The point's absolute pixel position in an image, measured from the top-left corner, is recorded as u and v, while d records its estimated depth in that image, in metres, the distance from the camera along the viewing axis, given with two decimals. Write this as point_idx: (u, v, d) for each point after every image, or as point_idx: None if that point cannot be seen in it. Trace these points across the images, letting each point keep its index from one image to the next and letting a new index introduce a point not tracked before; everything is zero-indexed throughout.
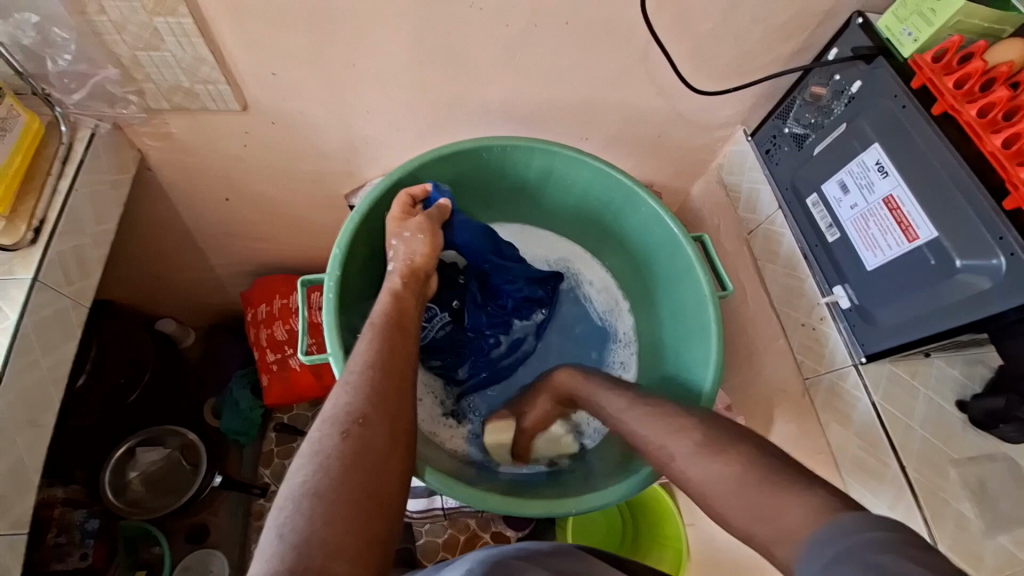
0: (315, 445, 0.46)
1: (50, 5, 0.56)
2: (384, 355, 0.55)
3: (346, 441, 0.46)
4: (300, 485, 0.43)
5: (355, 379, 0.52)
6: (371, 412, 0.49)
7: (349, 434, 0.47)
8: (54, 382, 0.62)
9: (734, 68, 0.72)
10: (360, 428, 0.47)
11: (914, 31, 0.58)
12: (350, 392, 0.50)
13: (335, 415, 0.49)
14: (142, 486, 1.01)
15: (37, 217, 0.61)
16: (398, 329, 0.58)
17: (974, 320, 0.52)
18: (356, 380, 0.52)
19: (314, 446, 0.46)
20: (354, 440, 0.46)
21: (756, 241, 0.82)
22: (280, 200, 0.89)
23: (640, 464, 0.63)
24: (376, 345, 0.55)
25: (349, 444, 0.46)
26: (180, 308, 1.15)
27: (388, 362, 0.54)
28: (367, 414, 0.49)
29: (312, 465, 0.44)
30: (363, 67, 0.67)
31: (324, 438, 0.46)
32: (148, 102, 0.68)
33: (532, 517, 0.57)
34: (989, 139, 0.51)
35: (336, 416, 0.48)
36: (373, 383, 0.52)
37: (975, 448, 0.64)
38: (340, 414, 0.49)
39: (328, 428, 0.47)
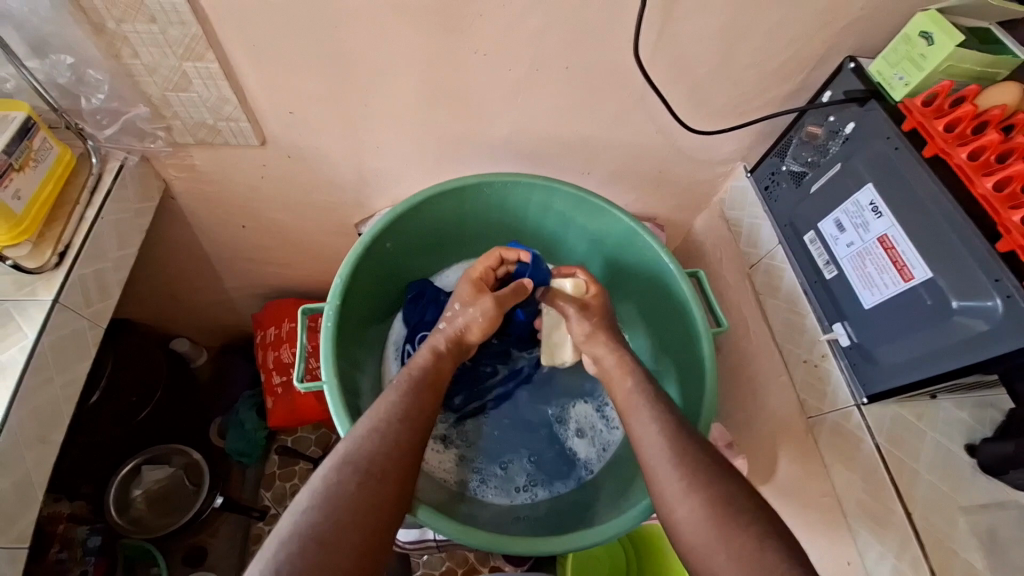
0: (325, 484, 0.48)
1: (90, 50, 0.61)
2: (408, 409, 0.57)
3: (355, 488, 0.48)
4: (305, 523, 0.45)
5: (378, 427, 0.54)
6: (384, 464, 0.51)
7: (360, 483, 0.49)
8: (66, 400, 0.65)
9: (731, 109, 0.75)
10: (372, 478, 0.49)
11: (905, 75, 0.59)
12: (372, 439, 0.52)
13: (350, 456, 0.51)
14: (145, 504, 1.02)
15: (62, 241, 0.65)
16: (431, 390, 0.60)
17: (975, 363, 0.51)
18: (378, 428, 0.54)
19: (325, 483, 0.48)
20: (364, 490, 0.48)
21: (757, 275, 0.82)
22: (293, 228, 0.93)
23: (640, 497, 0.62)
24: (404, 401, 0.57)
25: (359, 492, 0.48)
26: (194, 328, 1.19)
27: (411, 414, 0.56)
28: (381, 465, 0.51)
29: (319, 505, 0.47)
30: (375, 106, 0.71)
31: (335, 481, 0.48)
32: (173, 137, 0.73)
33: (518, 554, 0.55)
34: (980, 182, 0.52)
35: (350, 458, 0.51)
36: (392, 432, 0.54)
37: (984, 496, 0.62)
38: (353, 458, 0.50)
39: (341, 470, 0.49)
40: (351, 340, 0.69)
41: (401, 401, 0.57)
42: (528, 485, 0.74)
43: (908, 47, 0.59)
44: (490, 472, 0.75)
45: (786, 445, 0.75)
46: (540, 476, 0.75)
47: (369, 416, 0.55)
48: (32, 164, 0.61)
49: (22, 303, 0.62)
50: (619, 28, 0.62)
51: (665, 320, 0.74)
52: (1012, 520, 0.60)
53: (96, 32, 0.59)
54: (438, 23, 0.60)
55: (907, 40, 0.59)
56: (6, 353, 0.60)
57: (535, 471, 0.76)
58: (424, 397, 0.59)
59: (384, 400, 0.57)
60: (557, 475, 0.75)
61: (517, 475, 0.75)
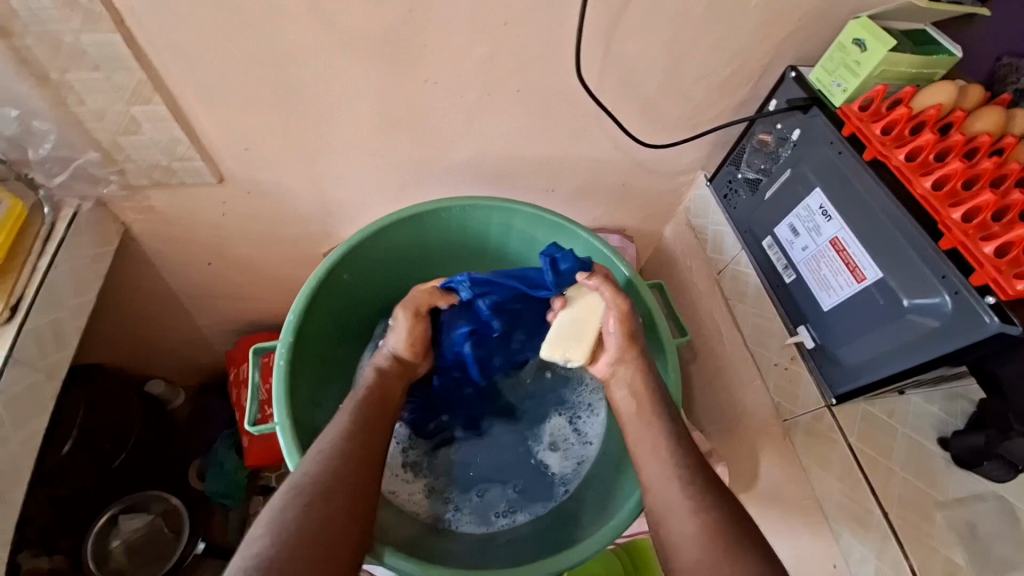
0: (275, 513, 0.47)
1: (34, 101, 0.60)
2: (358, 428, 0.56)
3: (303, 511, 0.47)
4: (256, 552, 0.44)
5: (327, 450, 0.53)
6: (334, 484, 0.50)
7: (311, 506, 0.48)
8: (25, 456, 0.63)
9: (685, 121, 0.76)
10: (323, 502, 0.48)
11: (842, 82, 0.61)
12: (318, 462, 0.52)
13: (299, 482, 0.50)
14: (124, 556, 0.97)
15: (15, 294, 0.64)
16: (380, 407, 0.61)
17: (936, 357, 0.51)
18: (329, 450, 0.53)
19: (276, 512, 0.47)
20: (312, 512, 0.47)
21: (725, 281, 0.83)
22: (261, 262, 0.92)
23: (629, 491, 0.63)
24: (352, 420, 0.57)
25: (308, 514, 0.47)
26: (169, 369, 1.17)
27: (364, 435, 0.56)
28: (330, 486, 0.50)
29: (270, 532, 0.45)
30: (330, 138, 0.71)
31: (284, 507, 0.47)
32: (129, 180, 0.72)
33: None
34: (919, 182, 0.53)
35: (301, 483, 0.50)
36: (341, 454, 0.53)
37: (962, 491, 0.61)
38: (303, 483, 0.50)
39: (291, 496, 0.48)
40: (309, 377, 0.68)
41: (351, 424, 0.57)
42: (508, 510, 0.73)
43: (843, 54, 0.61)
44: (466, 500, 0.74)
45: (766, 449, 0.75)
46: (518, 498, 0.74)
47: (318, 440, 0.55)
48: None
49: None
50: (564, 50, 0.63)
51: None
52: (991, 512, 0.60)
53: (40, 83, 0.59)
54: (384, 55, 0.61)
55: (841, 48, 0.61)
56: None
57: (513, 494, 0.74)
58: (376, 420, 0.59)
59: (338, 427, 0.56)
60: (536, 496, 0.74)
61: (495, 501, 0.73)
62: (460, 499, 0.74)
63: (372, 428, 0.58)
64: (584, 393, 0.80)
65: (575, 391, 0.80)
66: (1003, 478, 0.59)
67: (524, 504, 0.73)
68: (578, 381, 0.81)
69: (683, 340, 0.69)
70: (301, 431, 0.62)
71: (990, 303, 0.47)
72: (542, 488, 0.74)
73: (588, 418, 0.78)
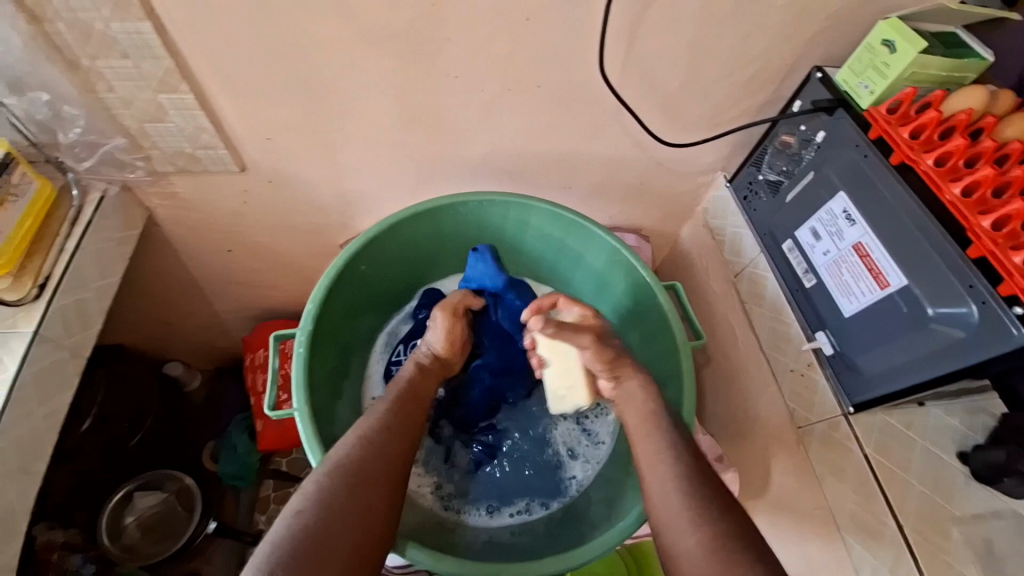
0: (318, 490, 0.48)
1: (65, 86, 0.62)
2: (397, 416, 0.57)
3: (347, 494, 0.48)
4: (298, 526, 0.45)
5: (369, 436, 0.54)
6: (376, 471, 0.51)
7: (354, 488, 0.49)
8: (48, 431, 0.65)
9: (706, 121, 0.75)
10: (366, 487, 0.49)
11: (870, 83, 0.59)
12: (361, 446, 0.52)
13: (342, 462, 0.51)
14: (138, 531, 1.00)
15: (43, 273, 0.66)
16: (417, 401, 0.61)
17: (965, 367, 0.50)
18: (370, 434, 0.54)
19: (317, 489, 0.48)
20: (355, 496, 0.48)
21: (742, 284, 0.81)
22: (279, 250, 0.94)
23: (632, 507, 0.62)
24: (392, 410, 0.58)
25: (351, 497, 0.48)
26: (187, 353, 1.19)
27: (403, 425, 0.57)
28: (373, 473, 0.51)
29: (314, 509, 0.46)
30: (350, 130, 0.71)
31: (327, 487, 0.48)
32: (154, 166, 0.74)
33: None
34: (948, 188, 0.51)
35: (343, 464, 0.50)
36: (380, 440, 0.54)
37: (979, 506, 0.59)
38: (346, 463, 0.50)
39: (334, 475, 0.49)
40: (328, 365, 0.69)
41: (388, 412, 0.57)
42: (523, 507, 0.72)
43: (871, 55, 0.59)
44: (480, 495, 0.73)
45: (778, 456, 0.74)
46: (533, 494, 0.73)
47: (356, 424, 0.56)
48: (10, 199, 0.62)
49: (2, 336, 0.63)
50: (585, 46, 0.63)
51: (643, 331, 0.73)
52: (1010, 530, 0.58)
53: (71, 69, 0.60)
54: (405, 47, 0.61)
55: (870, 49, 0.59)
56: None
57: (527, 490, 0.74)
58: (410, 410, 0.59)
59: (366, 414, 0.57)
60: (549, 493, 0.73)
61: (509, 497, 0.73)
62: (474, 494, 0.74)
63: (409, 418, 0.58)
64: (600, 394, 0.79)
65: None
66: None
67: (538, 500, 0.73)
68: None
69: (698, 342, 0.68)
70: (318, 418, 0.63)
71: (1017, 314, 0.45)
72: (555, 485, 0.74)
73: (599, 417, 0.78)
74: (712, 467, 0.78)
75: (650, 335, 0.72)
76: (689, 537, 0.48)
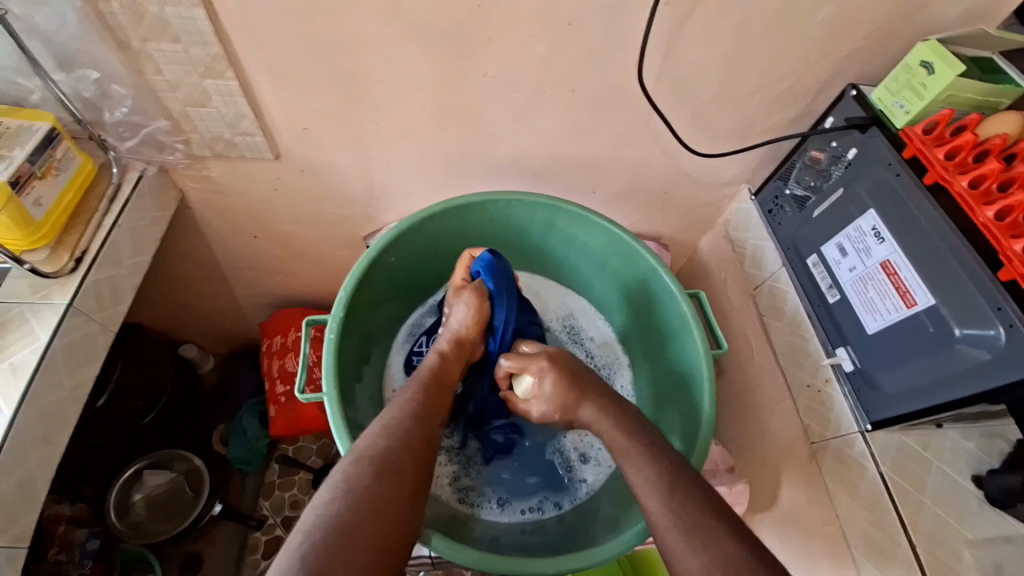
0: (346, 478, 0.49)
1: (115, 66, 0.64)
2: (419, 410, 0.59)
3: (373, 481, 0.49)
4: (327, 513, 0.45)
5: (394, 426, 0.55)
6: (400, 460, 0.52)
7: (381, 479, 0.49)
8: (73, 402, 0.66)
9: (734, 134, 0.76)
10: (392, 477, 0.50)
11: (906, 103, 0.60)
12: (387, 439, 0.53)
13: (365, 453, 0.52)
14: (145, 509, 1.02)
15: (80, 248, 0.68)
16: (437, 392, 0.62)
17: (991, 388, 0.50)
18: (396, 427, 0.55)
19: (343, 479, 0.49)
20: (382, 483, 0.49)
21: (761, 297, 0.82)
22: (303, 239, 0.95)
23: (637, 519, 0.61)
24: (412, 403, 0.59)
25: (378, 486, 0.49)
26: (203, 335, 1.21)
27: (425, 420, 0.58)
28: (398, 462, 0.51)
29: (342, 496, 0.47)
30: (385, 124, 0.73)
31: (353, 476, 0.49)
32: (192, 150, 0.75)
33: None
34: (981, 211, 0.52)
35: (367, 454, 0.51)
36: (403, 432, 0.55)
37: (992, 531, 0.59)
38: (370, 453, 0.51)
39: (361, 466, 0.50)
40: (356, 353, 0.70)
41: (410, 405, 0.59)
42: (535, 504, 0.73)
43: (909, 76, 0.60)
44: (496, 490, 0.74)
45: (789, 470, 0.74)
46: (546, 493, 0.74)
47: (378, 417, 0.57)
48: (54, 172, 0.64)
49: (37, 306, 0.64)
50: (623, 54, 0.64)
51: (663, 338, 0.74)
52: None
53: (122, 50, 0.62)
54: (447, 46, 0.62)
55: (908, 70, 0.60)
56: (18, 354, 0.62)
57: (541, 488, 0.75)
58: (431, 402, 0.61)
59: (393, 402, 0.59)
60: (562, 492, 0.74)
61: (523, 494, 0.74)
62: (490, 489, 0.75)
63: (431, 413, 0.59)
64: None
65: None
66: None
67: (551, 499, 0.74)
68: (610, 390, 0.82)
69: (720, 351, 0.69)
70: (345, 404, 0.64)
71: None
72: (568, 485, 0.74)
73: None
74: (722, 477, 0.78)
75: (669, 341, 0.73)
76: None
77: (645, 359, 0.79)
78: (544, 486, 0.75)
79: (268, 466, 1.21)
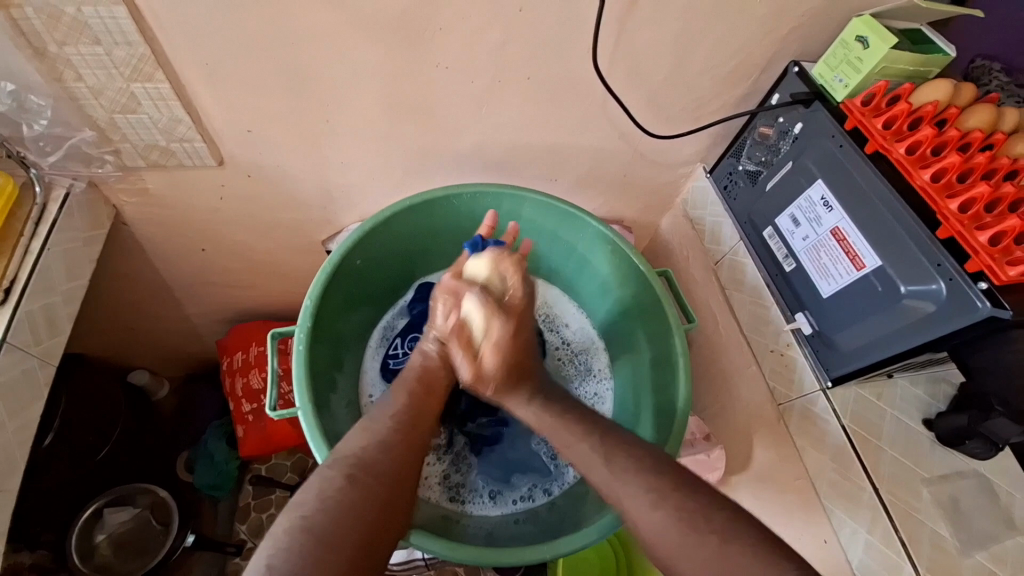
0: (323, 482, 0.48)
1: (29, 75, 0.58)
2: (414, 418, 0.57)
3: (346, 483, 0.48)
4: (299, 518, 0.45)
5: (381, 432, 0.54)
6: (377, 463, 0.50)
7: (357, 480, 0.48)
8: (18, 445, 0.61)
9: (686, 114, 0.77)
10: (366, 478, 0.49)
11: (844, 77, 0.63)
12: (367, 441, 0.52)
13: (347, 457, 0.51)
14: (110, 549, 0.95)
15: (8, 276, 0.62)
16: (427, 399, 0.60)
17: (938, 337, 0.53)
18: (382, 432, 0.54)
19: (322, 483, 0.48)
20: (356, 486, 0.48)
21: (722, 271, 0.85)
22: (256, 248, 0.90)
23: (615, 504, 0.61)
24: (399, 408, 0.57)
25: (352, 488, 0.48)
26: (154, 360, 1.13)
27: (418, 425, 0.57)
28: (376, 466, 0.50)
29: (317, 501, 0.46)
30: (337, 121, 0.70)
31: (330, 479, 0.48)
32: (124, 161, 0.70)
33: (507, 565, 0.55)
34: (918, 174, 0.56)
35: (346, 457, 0.51)
36: (389, 439, 0.53)
37: (945, 467, 0.65)
38: (348, 456, 0.51)
39: (337, 468, 0.49)
40: (327, 361, 0.68)
41: (403, 407, 0.58)
42: (526, 493, 0.74)
43: (846, 50, 0.63)
44: (486, 484, 0.74)
45: (759, 433, 0.77)
46: (536, 481, 0.75)
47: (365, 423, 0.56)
48: None
49: None
50: (575, 38, 0.64)
51: (637, 317, 0.76)
52: (973, 489, 0.63)
53: (36, 56, 0.56)
54: (396, 37, 0.60)
55: (844, 45, 0.63)
56: None
57: (531, 477, 0.75)
58: (425, 407, 0.59)
59: (388, 410, 0.58)
60: (551, 478, 0.75)
61: (513, 485, 0.74)
62: (480, 484, 0.74)
63: (426, 420, 0.58)
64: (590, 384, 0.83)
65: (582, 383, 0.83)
66: (982, 455, 0.63)
67: (541, 486, 0.74)
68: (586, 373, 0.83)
69: (691, 325, 0.71)
70: (323, 414, 0.62)
71: (983, 288, 0.50)
72: (555, 471, 0.75)
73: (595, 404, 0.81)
74: (700, 445, 0.80)
75: (644, 320, 0.74)
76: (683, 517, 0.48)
77: (620, 342, 0.81)
78: (533, 474, 0.75)
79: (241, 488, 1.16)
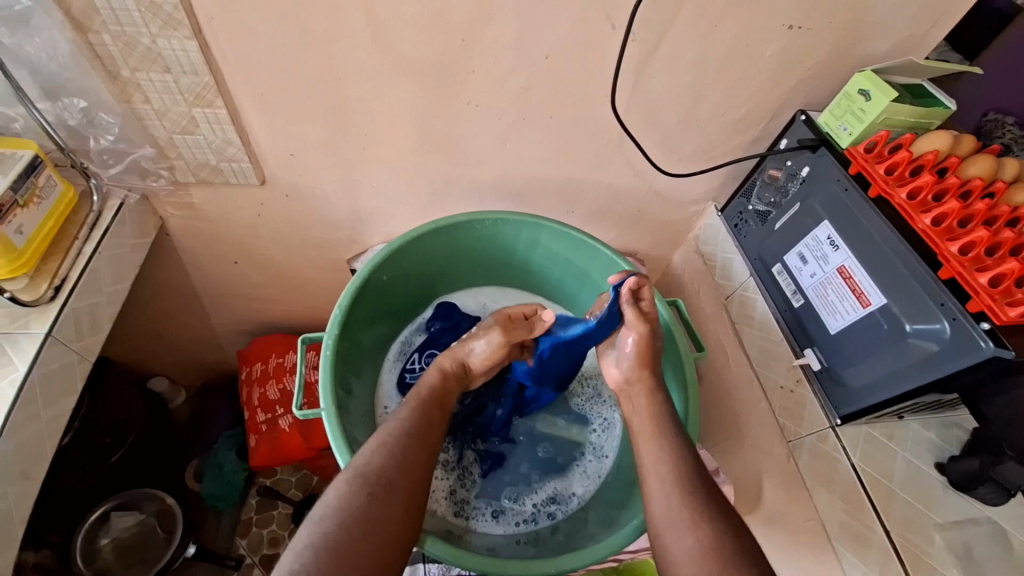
0: (339, 497, 0.50)
1: (104, 95, 0.65)
2: (422, 428, 0.59)
3: (366, 501, 0.50)
4: (319, 534, 0.47)
5: (389, 441, 0.55)
6: (395, 481, 0.52)
7: (373, 497, 0.50)
8: (50, 435, 0.64)
9: (699, 155, 0.82)
10: (385, 495, 0.51)
11: (849, 126, 0.67)
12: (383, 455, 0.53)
13: (363, 470, 0.52)
14: (113, 554, 0.94)
15: (59, 276, 0.66)
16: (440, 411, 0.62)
17: (948, 374, 0.54)
18: (393, 442, 0.55)
19: (339, 497, 0.50)
20: (373, 503, 0.50)
21: (732, 306, 0.87)
22: (284, 263, 0.95)
23: (628, 519, 0.64)
24: (413, 418, 0.59)
25: (368, 505, 0.49)
26: (174, 367, 1.16)
27: (423, 434, 0.58)
28: (391, 481, 0.52)
29: (334, 517, 0.48)
30: (372, 149, 0.75)
31: (348, 495, 0.50)
32: (176, 176, 0.76)
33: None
34: (919, 218, 0.58)
35: (364, 473, 0.52)
36: (400, 449, 0.55)
37: (959, 514, 0.64)
38: (365, 475, 0.52)
39: (354, 484, 0.51)
40: (347, 368, 0.71)
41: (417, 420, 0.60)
42: (529, 515, 0.74)
43: (849, 102, 0.67)
44: (490, 502, 0.75)
45: (769, 468, 0.77)
46: (540, 504, 0.75)
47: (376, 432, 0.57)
48: (36, 200, 0.63)
49: (14, 335, 0.62)
50: (596, 83, 0.69)
51: None
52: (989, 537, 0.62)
53: (110, 78, 0.63)
54: (433, 76, 0.66)
55: (848, 96, 0.67)
56: None
57: (536, 499, 0.75)
58: (439, 419, 0.61)
59: (398, 418, 0.59)
60: (555, 502, 0.75)
61: (517, 506, 0.75)
62: (484, 502, 0.75)
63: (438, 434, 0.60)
64: (600, 408, 0.83)
65: (592, 408, 0.83)
66: (994, 501, 0.63)
67: (545, 509, 0.75)
68: (597, 398, 0.83)
69: (700, 354, 0.72)
70: (343, 419, 0.65)
71: (986, 328, 0.51)
72: (560, 495, 0.76)
73: (605, 431, 0.80)
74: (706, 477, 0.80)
75: None
76: (687, 538, 0.49)
77: None
78: (538, 497, 0.76)
79: (245, 501, 1.17)
